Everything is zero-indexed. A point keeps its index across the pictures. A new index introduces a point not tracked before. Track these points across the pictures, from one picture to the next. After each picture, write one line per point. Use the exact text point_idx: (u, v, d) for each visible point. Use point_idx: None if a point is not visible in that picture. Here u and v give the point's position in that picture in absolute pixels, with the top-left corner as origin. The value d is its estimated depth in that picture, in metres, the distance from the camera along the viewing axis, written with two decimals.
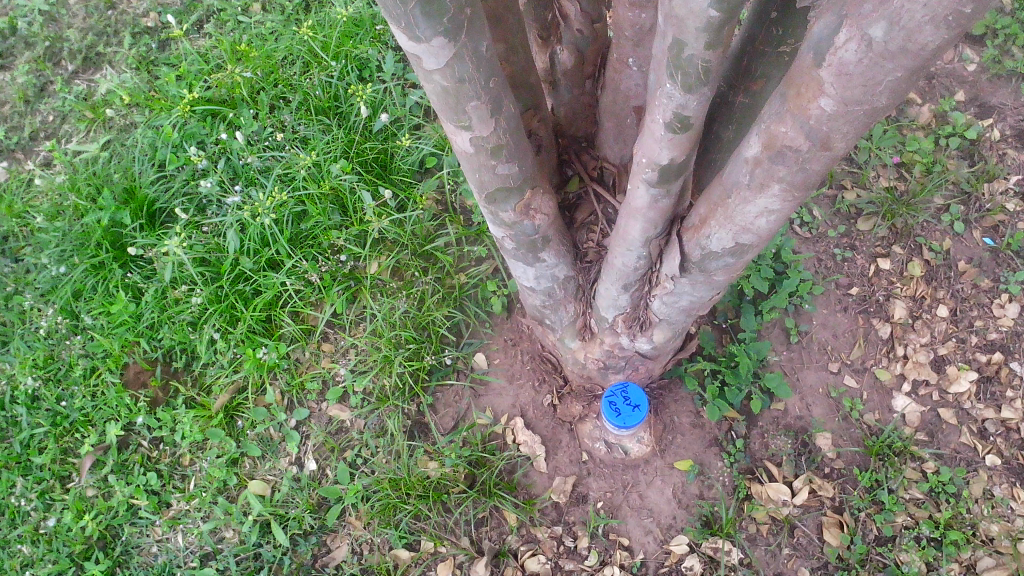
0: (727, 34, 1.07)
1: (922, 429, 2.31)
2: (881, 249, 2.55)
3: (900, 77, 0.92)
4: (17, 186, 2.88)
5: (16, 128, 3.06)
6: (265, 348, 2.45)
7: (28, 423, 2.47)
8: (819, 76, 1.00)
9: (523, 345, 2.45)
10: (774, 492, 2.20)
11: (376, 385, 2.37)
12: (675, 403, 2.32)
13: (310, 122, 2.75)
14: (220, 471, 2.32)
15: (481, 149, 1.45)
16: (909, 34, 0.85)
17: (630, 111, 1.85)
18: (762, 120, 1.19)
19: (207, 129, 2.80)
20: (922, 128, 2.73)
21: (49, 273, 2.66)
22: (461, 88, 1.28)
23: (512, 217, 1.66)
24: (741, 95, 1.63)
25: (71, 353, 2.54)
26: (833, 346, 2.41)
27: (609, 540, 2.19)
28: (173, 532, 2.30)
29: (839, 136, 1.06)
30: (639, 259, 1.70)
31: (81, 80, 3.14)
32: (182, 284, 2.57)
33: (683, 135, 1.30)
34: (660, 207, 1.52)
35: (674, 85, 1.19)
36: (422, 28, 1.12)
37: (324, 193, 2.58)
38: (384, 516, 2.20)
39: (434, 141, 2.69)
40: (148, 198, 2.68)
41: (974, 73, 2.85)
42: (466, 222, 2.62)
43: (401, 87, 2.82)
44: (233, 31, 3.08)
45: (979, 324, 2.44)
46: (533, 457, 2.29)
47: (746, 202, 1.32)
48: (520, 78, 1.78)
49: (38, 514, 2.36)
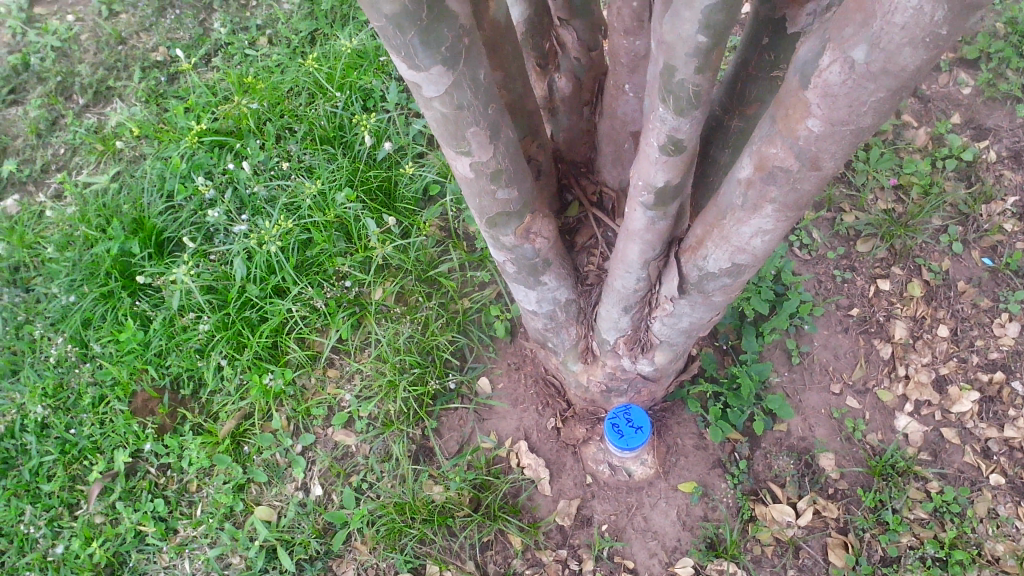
0: (716, 59, 1.10)
1: (925, 449, 2.31)
2: (880, 270, 2.57)
3: (883, 96, 0.95)
4: (28, 218, 2.92)
5: (29, 161, 3.11)
6: (272, 374, 2.48)
7: (37, 451, 2.49)
8: (805, 97, 1.03)
9: (526, 368, 2.47)
10: (778, 513, 2.21)
11: (381, 410, 2.39)
12: (678, 425, 2.34)
13: (316, 152, 2.80)
14: (227, 497, 2.33)
15: (481, 174, 1.48)
16: (889, 56, 0.88)
17: (627, 136, 1.88)
18: (753, 143, 1.22)
19: (215, 160, 2.85)
20: (919, 150, 2.76)
21: (59, 302, 2.70)
22: (460, 115, 1.31)
23: (513, 241, 1.69)
24: (735, 119, 1.67)
25: (80, 381, 2.58)
26: (835, 367, 2.43)
27: (613, 562, 2.18)
28: (180, 558, 2.31)
29: (828, 156, 1.09)
30: (638, 281, 1.72)
31: (91, 113, 3.21)
32: (190, 311, 2.61)
33: (677, 158, 1.33)
34: (658, 229, 1.55)
35: (667, 108, 1.22)
36: (422, 57, 1.16)
37: (329, 221, 2.63)
38: (389, 540, 2.21)
39: (437, 169, 2.73)
40: (157, 227, 2.73)
41: (969, 96, 2.89)
42: (470, 248, 2.66)
43: (405, 116, 2.88)
44: (240, 64, 3.15)
45: (980, 344, 2.45)
46: (537, 480, 2.31)
47: (740, 222, 1.35)
48: (519, 105, 1.82)
49: (46, 542, 2.37)
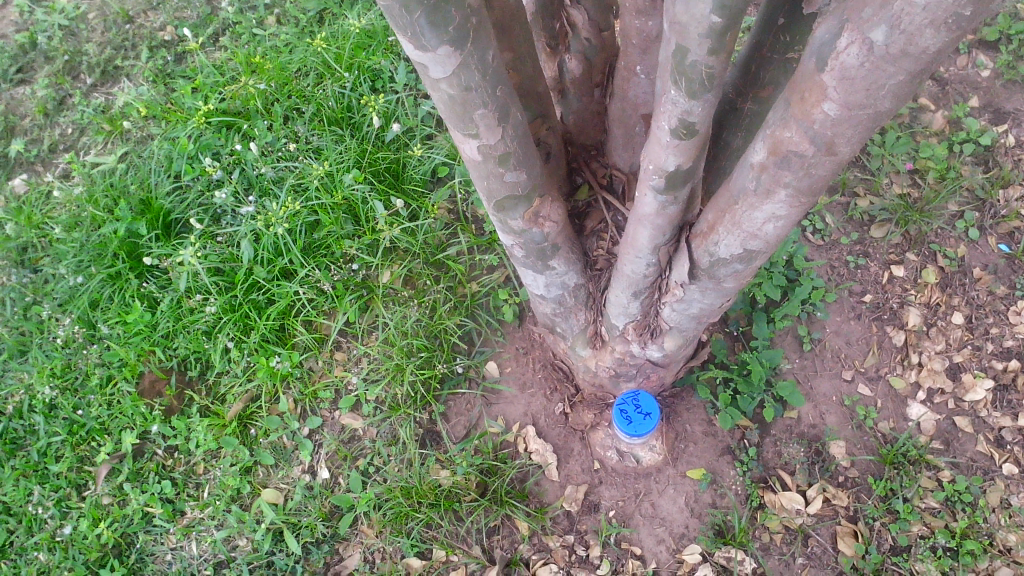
0: (730, 40, 1.07)
1: (937, 437, 2.29)
2: (894, 256, 2.53)
3: (903, 80, 0.92)
4: (36, 198, 2.92)
5: (37, 141, 3.11)
6: (279, 357, 2.47)
7: (45, 432, 2.49)
8: (822, 81, 1.00)
9: (535, 353, 2.45)
10: (787, 500, 2.19)
11: (387, 394, 2.38)
12: (687, 411, 2.32)
13: (323, 133, 2.78)
14: (234, 479, 2.33)
15: (489, 157, 1.45)
16: (909, 38, 0.85)
17: (638, 119, 1.85)
18: (767, 126, 1.19)
19: (222, 140, 2.83)
20: (936, 135, 2.72)
21: (67, 284, 2.69)
22: (468, 96, 1.29)
23: (521, 225, 1.67)
24: (749, 102, 1.64)
25: (88, 362, 2.57)
26: (847, 354, 2.40)
27: (620, 549, 2.17)
28: (187, 540, 2.31)
29: (844, 140, 1.06)
30: (648, 266, 1.70)
31: (99, 93, 3.19)
32: (197, 293, 2.59)
33: (689, 141, 1.30)
34: (669, 213, 1.52)
35: (679, 91, 1.19)
36: (428, 38, 1.13)
37: (337, 203, 2.60)
38: (396, 524, 2.21)
39: (446, 151, 2.71)
40: (164, 209, 2.71)
41: (988, 79, 2.84)
42: (479, 231, 2.64)
43: (414, 98, 2.85)
44: (248, 43, 3.12)
45: (995, 332, 2.42)
46: (544, 466, 2.29)
47: (753, 208, 1.32)
48: (528, 87, 1.79)
49: (55, 522, 2.38)
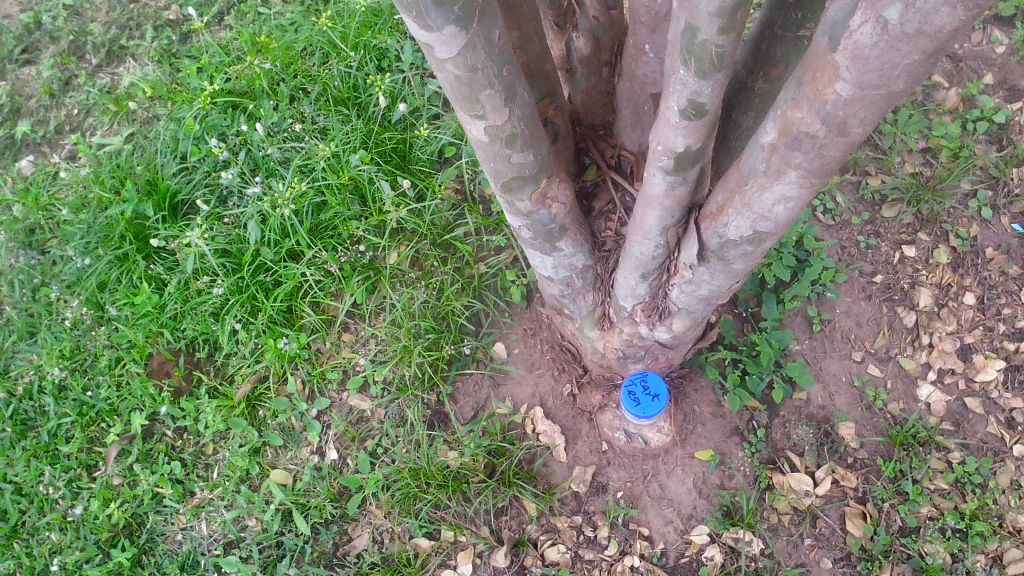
0: (741, 18, 1.04)
1: (947, 418, 2.27)
2: (906, 236, 2.51)
3: (917, 60, 0.90)
4: (43, 179, 2.91)
5: (43, 122, 3.11)
6: (287, 338, 2.47)
7: (55, 413, 2.50)
8: (834, 60, 0.98)
9: (543, 334, 2.45)
10: (796, 482, 2.18)
11: (396, 374, 2.38)
12: (695, 392, 2.31)
13: (329, 113, 2.76)
14: (243, 460, 2.34)
15: (496, 138, 1.44)
16: (924, 17, 0.83)
17: (647, 98, 1.83)
18: (778, 106, 1.17)
19: (229, 121, 2.82)
20: (949, 112, 2.69)
21: (75, 265, 2.70)
22: (474, 77, 1.27)
23: (528, 207, 1.65)
24: (759, 81, 1.61)
25: (96, 343, 2.58)
26: (857, 335, 2.38)
27: (628, 529, 2.18)
28: (197, 520, 2.33)
29: (856, 121, 1.04)
30: (657, 248, 1.68)
31: (104, 73, 3.17)
32: (204, 275, 2.59)
33: (698, 123, 1.28)
34: (677, 194, 1.50)
35: (688, 71, 1.17)
36: (433, 18, 1.11)
37: (343, 183, 2.59)
38: (405, 504, 2.21)
39: (453, 130, 2.69)
40: (170, 189, 2.70)
41: (1002, 56, 2.80)
42: (486, 211, 2.62)
43: (420, 77, 2.83)
44: (253, 22, 3.09)
45: (1007, 312, 2.40)
46: (552, 447, 2.29)
47: (762, 188, 1.30)
48: (535, 65, 1.77)
49: (66, 502, 2.40)
